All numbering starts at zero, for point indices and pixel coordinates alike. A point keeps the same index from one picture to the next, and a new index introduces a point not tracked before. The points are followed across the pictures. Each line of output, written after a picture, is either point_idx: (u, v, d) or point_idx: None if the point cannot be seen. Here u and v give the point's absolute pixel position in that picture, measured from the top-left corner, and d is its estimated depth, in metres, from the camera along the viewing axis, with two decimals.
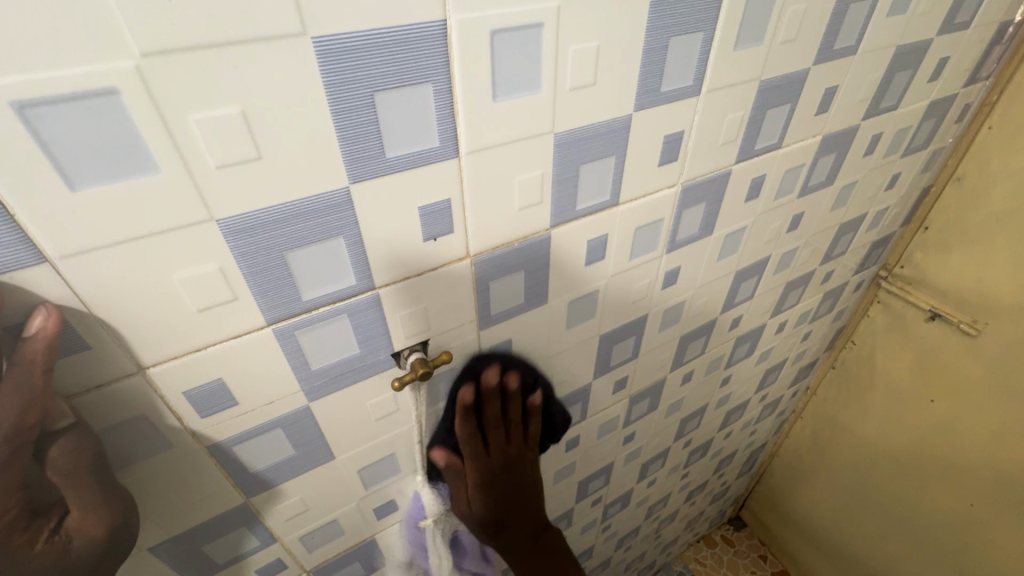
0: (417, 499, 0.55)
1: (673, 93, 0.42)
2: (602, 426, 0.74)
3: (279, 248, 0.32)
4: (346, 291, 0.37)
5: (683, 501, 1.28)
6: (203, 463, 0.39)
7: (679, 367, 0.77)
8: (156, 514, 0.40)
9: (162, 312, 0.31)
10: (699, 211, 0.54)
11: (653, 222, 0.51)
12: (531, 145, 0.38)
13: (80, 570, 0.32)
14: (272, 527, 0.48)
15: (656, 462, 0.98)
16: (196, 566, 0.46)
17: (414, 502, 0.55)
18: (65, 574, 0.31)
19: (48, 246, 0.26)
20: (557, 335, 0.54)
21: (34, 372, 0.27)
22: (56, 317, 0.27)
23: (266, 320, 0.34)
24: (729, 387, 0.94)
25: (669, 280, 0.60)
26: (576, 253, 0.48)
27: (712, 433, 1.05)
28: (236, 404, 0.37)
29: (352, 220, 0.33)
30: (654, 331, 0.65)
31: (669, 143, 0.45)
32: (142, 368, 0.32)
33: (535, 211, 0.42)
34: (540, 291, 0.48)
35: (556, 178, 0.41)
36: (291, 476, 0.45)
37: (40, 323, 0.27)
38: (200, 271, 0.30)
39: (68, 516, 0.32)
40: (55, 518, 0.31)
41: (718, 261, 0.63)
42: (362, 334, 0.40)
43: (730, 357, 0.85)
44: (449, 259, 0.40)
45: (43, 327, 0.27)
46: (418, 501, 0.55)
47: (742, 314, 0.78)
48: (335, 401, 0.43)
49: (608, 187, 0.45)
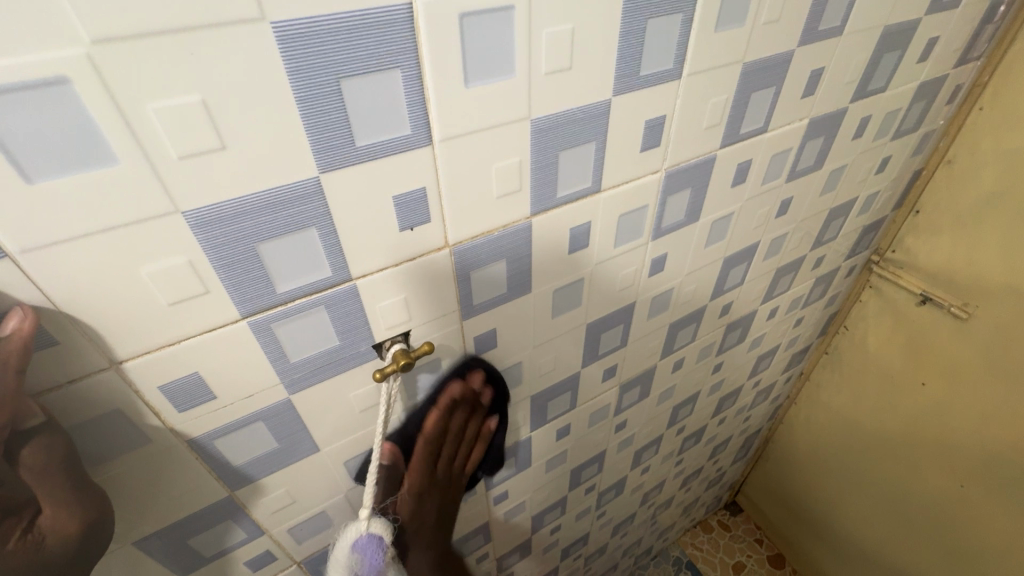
0: (372, 543, 0.44)
1: (652, 77, 0.41)
2: (593, 414, 0.74)
3: (248, 239, 0.31)
4: (322, 283, 0.36)
5: (678, 487, 1.29)
6: (184, 458, 0.39)
7: (669, 354, 0.77)
8: (138, 508, 0.40)
9: (132, 306, 0.30)
10: (685, 198, 0.54)
11: (637, 209, 0.51)
12: (507, 132, 0.37)
13: (56, 568, 0.32)
14: (259, 519, 0.48)
15: (650, 449, 0.98)
16: (184, 559, 0.46)
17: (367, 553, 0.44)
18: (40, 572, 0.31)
19: (8, 242, 0.25)
20: (543, 324, 0.54)
21: (8, 372, 0.27)
22: (32, 318, 0.27)
23: (241, 312, 0.34)
24: (721, 373, 0.94)
25: (656, 267, 0.59)
26: (559, 241, 0.47)
27: (705, 420, 1.06)
28: (215, 398, 0.37)
29: (325, 211, 0.33)
30: (642, 318, 0.65)
31: (651, 128, 0.45)
32: (115, 363, 0.32)
33: (515, 199, 0.41)
34: (524, 280, 0.48)
35: (535, 166, 0.40)
36: (275, 469, 0.45)
37: (15, 325, 0.27)
38: (168, 264, 0.30)
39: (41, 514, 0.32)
40: (27, 517, 0.31)
41: (706, 247, 0.63)
42: (341, 326, 0.40)
43: (722, 344, 0.85)
44: (428, 249, 0.39)
45: (18, 329, 0.27)
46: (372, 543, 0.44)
47: (732, 301, 0.77)
48: (317, 393, 0.42)
49: (589, 174, 0.44)
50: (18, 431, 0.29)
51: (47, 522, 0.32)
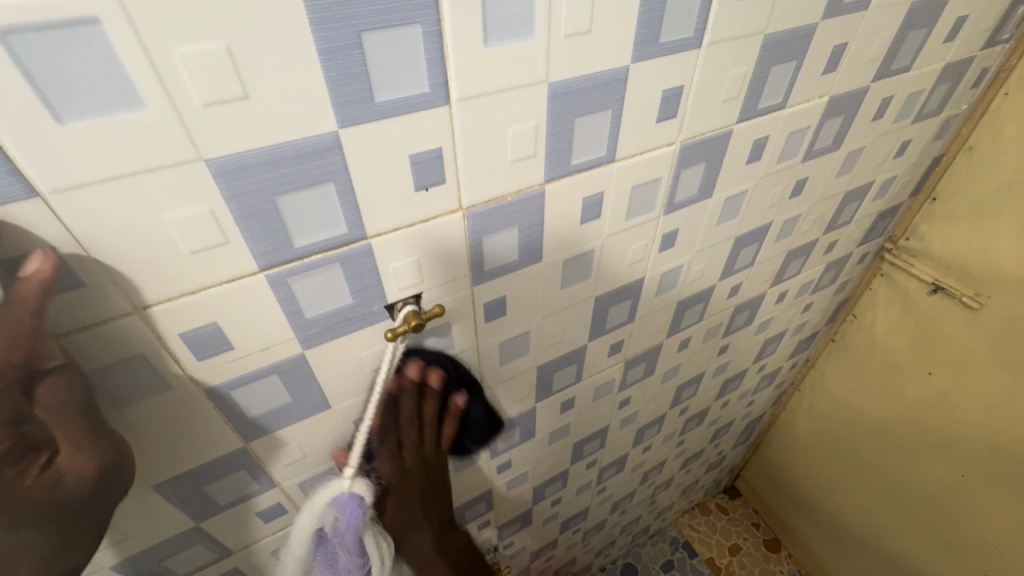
0: (348, 503, 0.45)
1: (672, 44, 0.41)
2: (597, 389, 0.75)
3: (268, 191, 0.32)
4: (338, 240, 0.37)
5: (679, 468, 1.30)
6: (202, 406, 0.40)
7: (675, 333, 0.77)
8: (157, 452, 0.41)
9: (157, 252, 0.31)
10: (699, 172, 0.54)
11: (650, 181, 0.51)
12: (525, 95, 0.37)
13: (69, 506, 0.32)
14: (272, 472, 0.50)
15: (652, 428, 0.99)
16: (199, 506, 0.48)
17: (344, 509, 0.45)
18: (52, 509, 0.31)
19: (39, 181, 0.26)
20: (552, 294, 0.55)
21: (26, 312, 0.28)
22: (52, 260, 0.28)
23: (259, 265, 0.35)
24: (727, 356, 0.95)
25: (667, 243, 0.59)
26: (571, 210, 0.48)
27: (709, 401, 1.06)
28: (232, 349, 0.38)
29: (342, 167, 0.33)
30: (651, 294, 0.66)
31: (668, 98, 0.45)
32: (138, 308, 0.33)
33: (529, 164, 0.41)
34: (535, 248, 0.48)
35: (550, 131, 0.40)
36: (288, 422, 0.46)
37: (35, 266, 0.28)
38: (191, 212, 0.30)
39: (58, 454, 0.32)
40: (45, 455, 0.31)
41: (718, 225, 0.63)
42: (355, 285, 0.40)
43: (729, 326, 0.86)
44: (442, 211, 0.40)
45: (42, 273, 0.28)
46: (348, 502, 0.45)
47: (741, 282, 0.77)
48: (329, 350, 0.43)
49: (604, 143, 0.44)
50: (38, 369, 0.30)
51: (64, 462, 0.32)
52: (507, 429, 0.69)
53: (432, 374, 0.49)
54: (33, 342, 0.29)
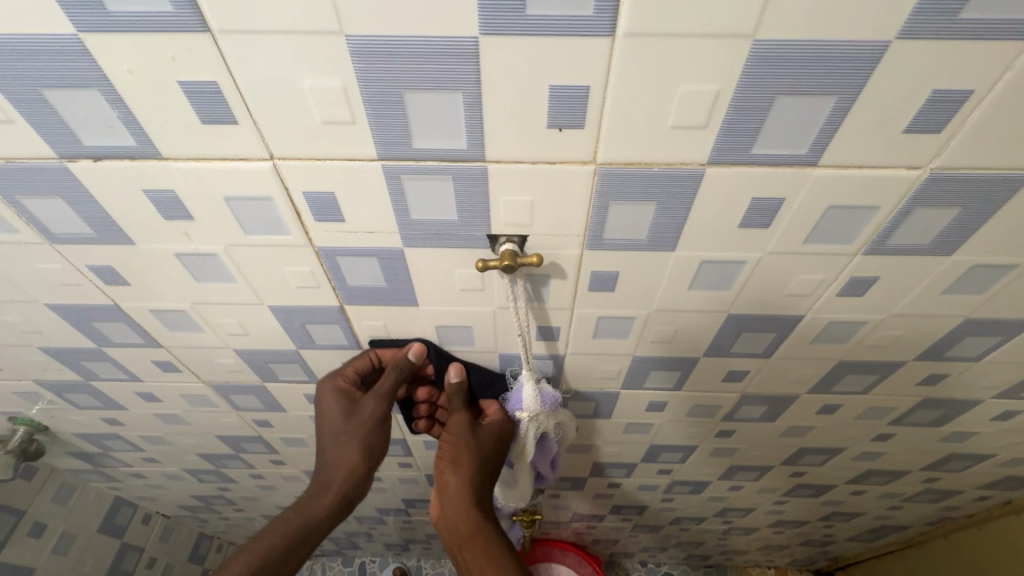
0: (519, 391, 0.56)
1: (978, 26, 0.27)
2: (697, 406, 0.67)
3: (398, 82, 0.31)
4: (455, 153, 0.35)
5: (768, 525, 1.14)
6: (312, 259, 0.45)
7: (821, 393, 0.63)
8: (272, 282, 0.48)
9: (295, 113, 0.33)
10: (942, 220, 0.39)
11: (857, 207, 0.38)
12: (715, 49, 0.29)
13: (331, 443, 0.52)
14: (360, 336, 0.55)
15: (749, 473, 0.87)
16: (299, 336, 0.56)
17: (517, 395, 0.56)
18: (328, 433, 0.52)
19: (211, 18, 0.29)
20: (674, 291, 0.47)
21: (398, 375, 0.53)
22: (420, 347, 0.54)
23: (378, 154, 0.36)
24: (885, 446, 0.75)
25: (852, 290, 0.46)
26: (732, 206, 0.38)
27: (837, 480, 0.88)
28: (344, 222, 0.41)
29: (475, 78, 0.31)
30: (805, 338, 0.53)
31: (935, 104, 0.31)
32: (273, 158, 0.36)
33: (693, 137, 0.33)
34: (670, 235, 0.41)
35: (736, 104, 0.32)
36: (379, 301, 0.50)
37: (413, 351, 0.54)
38: (327, 84, 0.31)
39: (351, 413, 0.52)
40: (356, 407, 0.53)
41: (944, 295, 0.46)
42: (462, 204, 0.39)
43: (902, 416, 0.67)
44: (572, 159, 0.35)
45: (456, 380, 0.55)
46: (518, 391, 0.56)
47: (946, 375, 0.58)
48: (426, 255, 0.44)
49: (808, 140, 0.34)
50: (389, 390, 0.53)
51: (344, 417, 0.52)
52: (584, 402, 0.66)
53: (416, 348, 0.54)
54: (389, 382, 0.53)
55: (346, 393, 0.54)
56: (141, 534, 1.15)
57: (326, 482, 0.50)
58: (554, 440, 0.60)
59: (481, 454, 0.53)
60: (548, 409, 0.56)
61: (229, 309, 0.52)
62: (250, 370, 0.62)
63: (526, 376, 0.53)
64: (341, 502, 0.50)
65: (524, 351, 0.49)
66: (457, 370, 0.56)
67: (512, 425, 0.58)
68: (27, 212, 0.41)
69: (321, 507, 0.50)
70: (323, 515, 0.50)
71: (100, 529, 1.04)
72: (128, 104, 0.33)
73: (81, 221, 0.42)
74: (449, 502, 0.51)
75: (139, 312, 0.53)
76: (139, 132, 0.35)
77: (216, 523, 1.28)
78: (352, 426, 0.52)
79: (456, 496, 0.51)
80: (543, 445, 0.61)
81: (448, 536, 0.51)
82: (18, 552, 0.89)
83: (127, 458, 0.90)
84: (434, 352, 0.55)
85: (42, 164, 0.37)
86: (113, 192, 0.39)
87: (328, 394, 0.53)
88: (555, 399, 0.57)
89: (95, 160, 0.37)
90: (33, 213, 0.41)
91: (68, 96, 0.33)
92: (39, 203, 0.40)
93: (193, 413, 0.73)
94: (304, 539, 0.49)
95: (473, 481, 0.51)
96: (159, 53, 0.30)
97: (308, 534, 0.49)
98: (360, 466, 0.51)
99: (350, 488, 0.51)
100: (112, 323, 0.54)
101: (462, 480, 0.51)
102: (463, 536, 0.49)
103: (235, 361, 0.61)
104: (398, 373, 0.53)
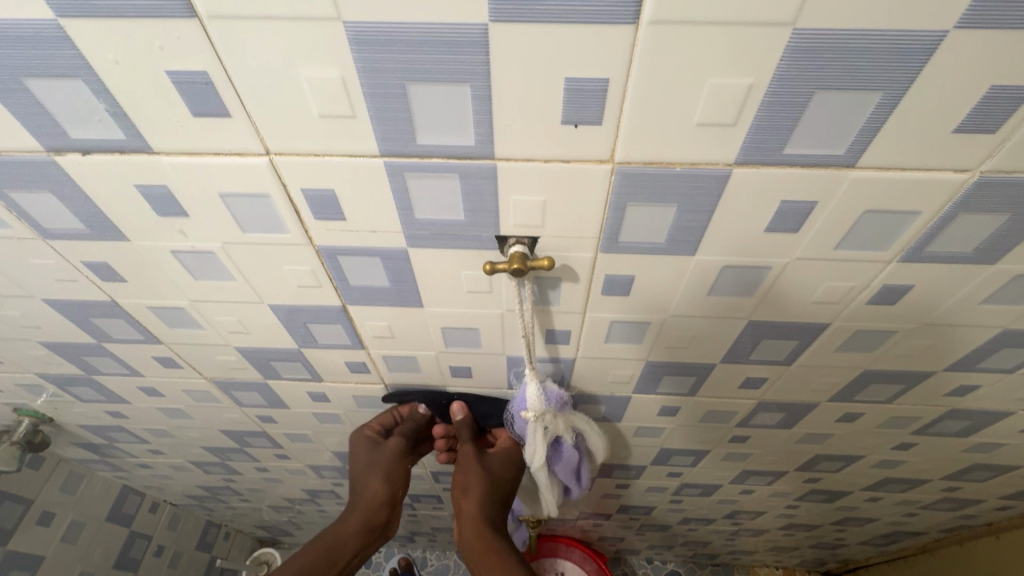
0: (524, 391, 0.54)
1: None
2: (711, 412, 0.64)
3: (401, 74, 0.29)
4: (462, 151, 0.33)
5: (779, 528, 1.12)
6: (313, 258, 0.43)
7: (843, 402, 0.60)
8: (272, 281, 0.46)
9: (292, 106, 0.31)
10: (988, 226, 0.36)
11: (896, 212, 0.35)
12: (749, 39, 0.26)
13: (360, 481, 0.58)
14: (364, 336, 0.53)
15: (761, 478, 0.84)
16: (300, 335, 0.54)
17: (522, 394, 0.54)
18: (359, 475, 0.59)
19: (198, 3, 0.26)
20: (692, 296, 0.45)
21: (415, 421, 0.61)
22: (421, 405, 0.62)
23: (380, 150, 0.33)
24: (906, 455, 0.72)
25: (884, 297, 0.43)
26: (759, 209, 0.36)
27: (853, 487, 0.85)
28: (345, 221, 0.39)
29: (484, 70, 0.29)
30: (829, 346, 0.50)
31: (992, 100, 0.28)
32: (269, 154, 0.34)
33: (720, 135, 0.31)
34: (690, 240, 0.38)
35: (769, 100, 0.29)
36: (383, 301, 0.48)
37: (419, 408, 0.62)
38: (324, 75, 0.29)
39: (375, 455, 0.59)
40: (380, 449, 0.60)
41: (984, 305, 0.43)
42: (469, 204, 0.37)
43: (927, 426, 0.64)
44: (588, 157, 0.33)
45: (462, 415, 0.59)
46: (524, 391, 0.54)
47: (978, 387, 0.55)
48: (430, 256, 0.42)
49: (846, 139, 0.31)
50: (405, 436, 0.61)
51: (370, 459, 0.59)
52: (593, 405, 0.64)
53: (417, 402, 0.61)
54: (404, 432, 0.61)
55: (369, 440, 0.61)
56: (149, 522, 1.16)
57: (352, 508, 0.55)
58: (570, 443, 0.57)
59: (492, 474, 0.55)
60: (554, 407, 0.54)
61: (229, 308, 0.50)
62: (252, 368, 0.61)
63: (529, 372, 0.51)
64: (365, 527, 0.54)
65: (531, 351, 0.47)
66: (462, 407, 0.60)
67: (521, 428, 0.56)
68: (18, 208, 0.39)
69: (349, 534, 0.53)
70: (348, 537, 0.53)
71: (109, 517, 1.05)
72: (114, 96, 0.31)
73: (73, 216, 0.40)
74: (465, 523, 0.53)
75: (138, 309, 0.51)
76: (129, 126, 0.33)
77: (224, 512, 1.29)
78: (377, 459, 0.59)
79: (468, 516, 0.53)
80: (559, 451, 0.58)
81: (467, 556, 0.52)
82: (26, 540, 0.89)
83: (133, 449, 0.90)
84: (435, 402, 0.61)
85: (30, 158, 0.35)
86: (105, 188, 0.37)
87: (357, 440, 0.61)
88: (562, 396, 0.55)
89: (84, 155, 0.35)
90: (24, 208, 0.39)
91: (52, 86, 0.31)
92: (29, 198, 0.39)
93: (197, 408, 0.72)
94: (326, 565, 0.51)
95: (482, 499, 0.54)
96: (143, 41, 0.28)
97: (334, 557, 0.52)
98: (382, 494, 0.56)
99: (374, 514, 0.55)
100: (111, 319, 0.53)
101: (473, 499, 0.54)
102: (480, 553, 0.50)
103: (237, 359, 0.59)
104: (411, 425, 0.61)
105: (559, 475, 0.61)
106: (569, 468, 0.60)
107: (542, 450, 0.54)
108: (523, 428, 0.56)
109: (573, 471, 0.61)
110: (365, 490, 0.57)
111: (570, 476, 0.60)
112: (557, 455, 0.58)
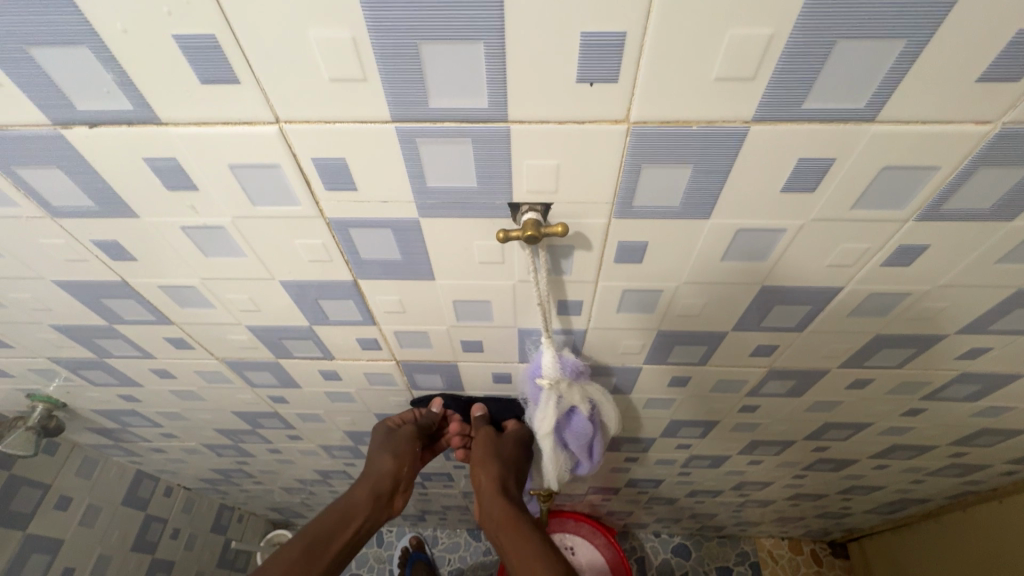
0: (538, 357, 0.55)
1: None
2: (722, 382, 0.65)
3: (414, 34, 0.29)
4: (475, 114, 0.33)
5: (786, 498, 1.13)
6: (324, 231, 0.43)
7: (853, 368, 0.60)
8: (281, 254, 0.45)
9: (301, 71, 0.30)
10: (1006, 181, 0.36)
11: (914, 168, 0.35)
12: None
13: (372, 456, 0.61)
14: (375, 312, 0.53)
15: (770, 448, 0.85)
16: (311, 311, 0.54)
17: (536, 360, 0.55)
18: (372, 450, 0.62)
19: None
20: (704, 262, 0.44)
21: (431, 414, 0.67)
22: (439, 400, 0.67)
23: (391, 115, 0.33)
24: (914, 421, 0.73)
25: (899, 259, 0.43)
26: (776, 168, 0.35)
27: (860, 455, 0.86)
28: (356, 191, 0.39)
29: (498, 26, 0.28)
30: (842, 311, 0.50)
31: (1020, 46, 0.27)
32: (279, 122, 0.34)
33: (739, 91, 0.30)
34: (705, 203, 0.38)
35: (790, 52, 0.28)
36: (394, 275, 0.48)
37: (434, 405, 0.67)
38: (334, 35, 0.28)
39: (386, 437, 0.63)
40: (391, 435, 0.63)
41: (998, 265, 0.43)
42: (482, 170, 0.36)
43: (936, 391, 0.64)
44: (602, 118, 0.32)
45: (479, 412, 0.66)
46: (538, 358, 0.54)
47: (989, 349, 0.55)
48: (441, 226, 0.42)
49: (866, 93, 0.30)
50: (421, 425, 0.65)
51: (381, 440, 0.62)
52: (605, 377, 0.64)
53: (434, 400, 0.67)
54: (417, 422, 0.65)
55: (381, 426, 0.65)
56: (164, 506, 1.18)
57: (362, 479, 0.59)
58: (584, 415, 0.57)
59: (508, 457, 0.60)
60: (568, 375, 0.55)
61: (239, 285, 0.50)
62: (263, 347, 0.61)
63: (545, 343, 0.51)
64: (373, 496, 0.58)
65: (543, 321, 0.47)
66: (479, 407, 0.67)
67: (534, 395, 0.57)
68: (27, 185, 0.39)
69: (360, 501, 0.57)
70: (357, 508, 0.56)
71: (124, 501, 1.06)
72: (121, 64, 0.30)
73: (82, 193, 0.40)
74: (486, 498, 0.56)
75: (148, 288, 0.51)
76: (136, 96, 0.32)
77: (237, 495, 1.30)
78: (388, 440, 0.62)
79: (488, 489, 0.57)
80: (571, 422, 0.58)
81: (487, 525, 0.56)
82: (45, 524, 0.91)
83: (146, 433, 0.91)
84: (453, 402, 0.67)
85: (36, 133, 0.35)
86: (112, 162, 0.37)
87: (376, 427, 0.65)
88: (577, 365, 0.56)
89: (92, 128, 0.35)
90: (32, 186, 0.39)
91: (57, 55, 0.30)
92: (39, 174, 0.38)
93: (208, 389, 0.73)
94: (342, 529, 0.54)
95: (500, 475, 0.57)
96: (148, 4, 0.27)
97: (347, 521, 0.55)
98: (389, 468, 0.59)
99: (381, 486, 0.58)
100: (122, 300, 0.53)
101: (491, 475, 0.57)
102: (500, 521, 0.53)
103: (248, 338, 0.59)
104: (428, 420, 0.66)
105: (572, 449, 0.60)
106: (583, 444, 0.59)
107: (552, 420, 0.54)
108: (536, 397, 0.57)
109: (585, 443, 0.60)
110: (374, 465, 0.60)
111: (582, 448, 0.59)
112: (569, 425, 0.58)
